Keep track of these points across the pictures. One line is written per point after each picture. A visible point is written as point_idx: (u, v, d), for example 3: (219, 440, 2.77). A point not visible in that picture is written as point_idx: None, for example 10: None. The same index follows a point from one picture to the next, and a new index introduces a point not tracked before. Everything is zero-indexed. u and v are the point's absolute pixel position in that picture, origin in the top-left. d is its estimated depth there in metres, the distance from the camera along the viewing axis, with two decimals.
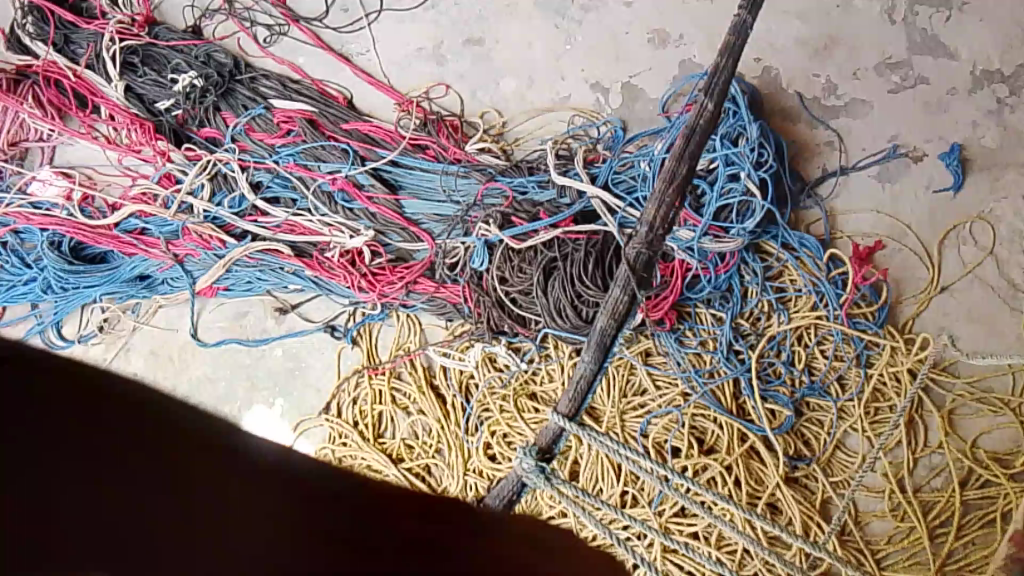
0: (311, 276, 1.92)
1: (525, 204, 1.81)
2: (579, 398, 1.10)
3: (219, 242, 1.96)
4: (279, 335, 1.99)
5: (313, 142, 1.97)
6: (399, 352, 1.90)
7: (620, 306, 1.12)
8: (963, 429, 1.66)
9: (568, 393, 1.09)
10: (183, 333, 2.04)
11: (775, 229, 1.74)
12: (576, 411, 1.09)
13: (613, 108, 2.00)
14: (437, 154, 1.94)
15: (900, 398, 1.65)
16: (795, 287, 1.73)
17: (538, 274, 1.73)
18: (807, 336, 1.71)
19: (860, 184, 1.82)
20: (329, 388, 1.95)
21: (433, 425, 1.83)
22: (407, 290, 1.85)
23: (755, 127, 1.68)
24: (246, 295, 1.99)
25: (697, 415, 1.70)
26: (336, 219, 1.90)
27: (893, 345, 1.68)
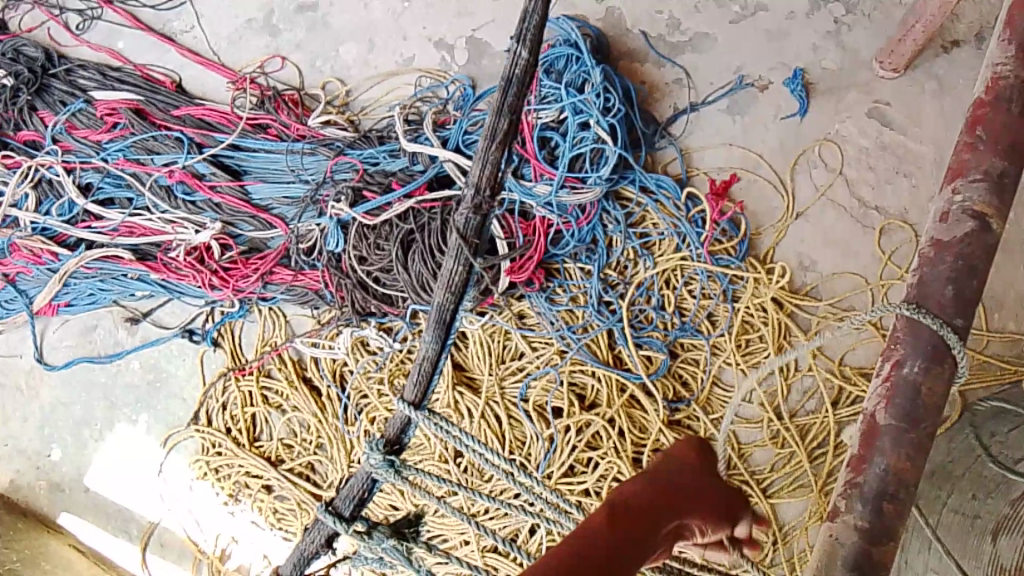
0: (157, 279, 1.79)
1: (377, 176, 1.71)
2: (422, 381, 1.06)
3: (51, 255, 1.79)
4: (134, 346, 1.86)
5: (143, 134, 1.80)
6: (266, 349, 1.80)
7: (457, 278, 1.06)
8: (830, 349, 1.69)
9: (414, 377, 1.06)
10: (28, 357, 1.90)
11: (633, 173, 1.72)
12: (423, 398, 1.06)
13: (459, 66, 1.89)
14: (279, 133, 1.82)
15: (767, 327, 1.67)
16: (657, 231, 1.71)
17: (396, 249, 1.65)
18: (674, 278, 1.70)
19: (712, 118, 1.82)
20: (195, 394, 1.83)
21: (310, 420, 1.75)
22: (263, 282, 1.75)
23: (598, 71, 1.65)
24: (91, 308, 1.85)
25: (574, 371, 1.68)
26: (178, 215, 1.76)
27: (756, 276, 1.68)
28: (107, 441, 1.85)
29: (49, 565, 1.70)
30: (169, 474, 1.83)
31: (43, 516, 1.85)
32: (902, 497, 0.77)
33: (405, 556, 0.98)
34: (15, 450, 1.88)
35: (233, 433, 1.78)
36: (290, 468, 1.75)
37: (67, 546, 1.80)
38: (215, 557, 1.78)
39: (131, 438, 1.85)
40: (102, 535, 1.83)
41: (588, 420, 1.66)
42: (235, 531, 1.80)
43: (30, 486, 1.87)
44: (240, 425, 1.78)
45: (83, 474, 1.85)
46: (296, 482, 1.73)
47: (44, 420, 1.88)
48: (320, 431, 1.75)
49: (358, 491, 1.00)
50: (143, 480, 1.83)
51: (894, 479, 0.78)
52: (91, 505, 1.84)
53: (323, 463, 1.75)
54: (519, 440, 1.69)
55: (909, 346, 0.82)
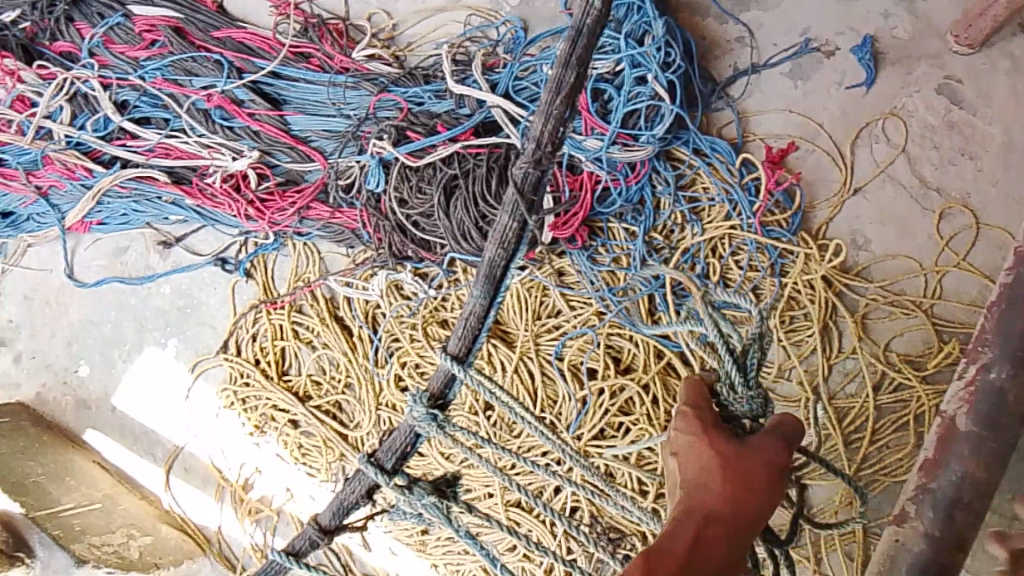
0: (193, 205, 1.76)
1: (422, 116, 1.67)
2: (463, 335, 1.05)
3: (85, 171, 1.77)
4: (165, 271, 1.84)
5: (182, 54, 1.76)
6: (298, 284, 1.78)
7: (510, 233, 1.04)
8: (875, 333, 1.66)
9: (460, 329, 1.04)
10: (58, 274, 1.89)
11: (686, 134, 1.67)
12: (468, 353, 1.05)
13: (511, 6, 1.82)
14: (322, 63, 1.77)
15: (814, 305, 1.63)
16: (708, 196, 1.67)
17: (438, 194, 1.60)
18: (721, 247, 1.66)
19: (771, 82, 1.75)
20: (225, 324, 1.82)
21: (339, 359, 1.74)
22: (299, 217, 1.72)
23: (661, 23, 1.58)
24: (124, 228, 1.82)
25: (612, 334, 1.65)
26: (215, 140, 1.73)
27: (807, 251, 1.64)
28: (133, 363, 1.84)
29: (74, 481, 1.67)
30: (196, 400, 1.81)
31: (70, 430, 1.85)
32: (978, 507, 0.73)
33: (444, 514, 0.99)
34: (42, 364, 1.87)
35: (262, 365, 1.77)
36: (317, 406, 1.75)
37: (91, 462, 1.80)
38: (239, 486, 1.78)
39: (159, 361, 1.84)
40: (128, 454, 1.83)
41: (622, 385, 1.64)
42: (259, 462, 1.79)
43: (56, 401, 1.86)
44: (268, 358, 1.77)
45: (110, 394, 1.84)
46: (323, 420, 1.73)
47: (71, 337, 1.87)
48: (349, 370, 1.73)
49: (401, 445, 1.00)
50: (169, 404, 1.82)
51: (967, 487, 0.73)
52: (118, 426, 1.84)
53: (351, 403, 1.74)
54: (551, 399, 1.67)
55: (996, 352, 0.75)
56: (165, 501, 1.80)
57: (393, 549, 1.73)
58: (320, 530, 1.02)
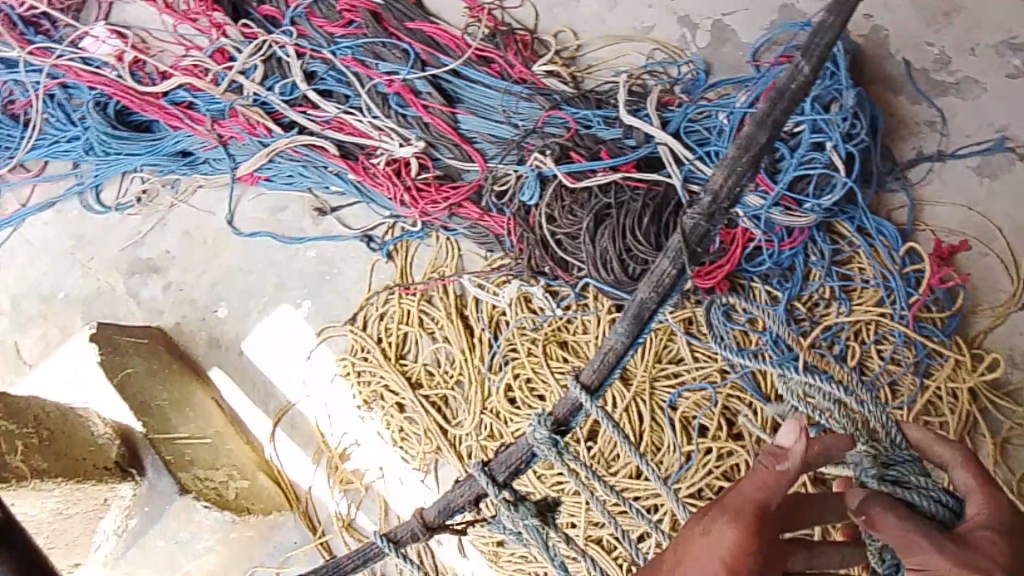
0: (353, 180, 1.85)
1: (587, 139, 1.68)
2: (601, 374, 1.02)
3: (265, 130, 1.89)
4: (315, 236, 1.94)
5: (375, 38, 1.85)
6: (434, 276, 1.83)
7: (666, 279, 1.00)
8: (1013, 461, 1.57)
9: (594, 364, 1.01)
10: (220, 218, 2.01)
11: (852, 210, 1.61)
12: (598, 386, 1.01)
13: (698, 48, 1.81)
14: (501, 70, 1.81)
15: (954, 416, 1.54)
16: (863, 276, 1.61)
17: (588, 219, 1.61)
18: (865, 332, 1.60)
19: (956, 173, 1.66)
20: (359, 297, 1.90)
21: (456, 355, 1.78)
22: (450, 212, 1.78)
23: (852, 93, 1.53)
24: (287, 189, 1.93)
25: (731, 396, 1.62)
26: (387, 124, 1.80)
27: (958, 358, 1.56)
28: (267, 316, 1.94)
29: (191, 412, 1.75)
30: (315, 362, 1.90)
31: (198, 364, 1.96)
32: None
33: (543, 539, 1.00)
34: (185, 298, 2.00)
35: (383, 345, 1.83)
36: (426, 396, 1.79)
37: (211, 399, 1.90)
38: (336, 454, 1.84)
39: (288, 321, 1.93)
40: (243, 400, 1.93)
41: (731, 449, 1.59)
42: (359, 435, 1.85)
43: (191, 335, 1.98)
44: (390, 339, 1.83)
45: (241, 339, 1.95)
46: (428, 412, 1.77)
47: (217, 279, 1.99)
48: (462, 368, 1.77)
49: (515, 460, 1.01)
50: (292, 361, 1.92)
51: None
52: (241, 369, 1.94)
53: (457, 401, 1.78)
54: (654, 446, 1.62)
55: None
56: (268, 451, 1.89)
57: (465, 552, 1.75)
58: (424, 525, 1.04)
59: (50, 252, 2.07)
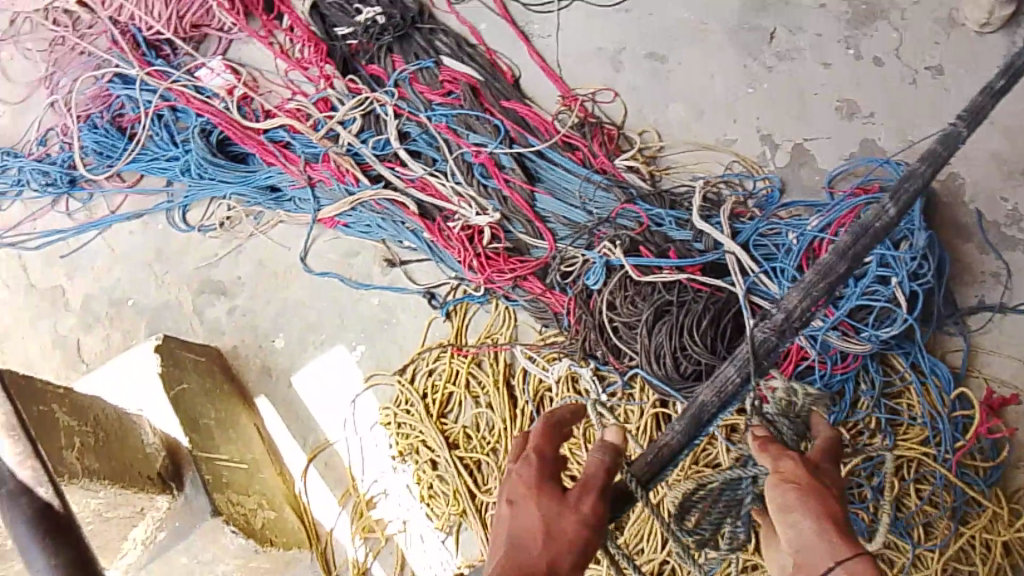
0: (428, 238, 1.94)
1: (658, 236, 1.74)
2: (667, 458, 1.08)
3: (353, 179, 2.01)
4: (381, 285, 2.01)
5: (469, 111, 1.97)
6: (486, 341, 1.88)
7: (731, 384, 1.09)
8: None
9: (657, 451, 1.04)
10: (294, 253, 2.10)
11: (910, 346, 1.64)
12: (650, 480, 1.03)
13: (775, 166, 1.88)
14: (585, 158, 1.90)
15: (983, 566, 1.55)
16: (910, 413, 1.62)
17: (648, 313, 1.66)
18: (906, 468, 1.60)
19: (1015, 327, 1.68)
20: (411, 351, 1.95)
21: (496, 423, 1.81)
22: (514, 284, 1.84)
23: (923, 236, 1.58)
24: (363, 236, 2.02)
25: None
26: (469, 192, 1.90)
27: (995, 510, 1.56)
28: (322, 355, 2.00)
29: (235, 435, 1.81)
30: (359, 407, 1.94)
31: (247, 389, 2.01)
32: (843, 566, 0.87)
33: None
34: (249, 323, 2.07)
35: (427, 402, 1.87)
36: (461, 457, 1.82)
37: (253, 426, 1.93)
38: (364, 501, 1.86)
39: (343, 363, 1.98)
40: (283, 432, 1.97)
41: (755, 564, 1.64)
42: (388, 485, 1.88)
43: (246, 360, 2.04)
44: (435, 397, 1.87)
45: (293, 372, 2.00)
46: (461, 474, 1.80)
47: (281, 311, 2.06)
48: (501, 437, 1.80)
49: None
50: (336, 402, 1.96)
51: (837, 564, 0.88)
52: (287, 401, 1.99)
53: (489, 468, 1.80)
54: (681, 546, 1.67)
55: None
56: (298, 486, 1.91)
57: None
58: None
59: (130, 260, 2.17)
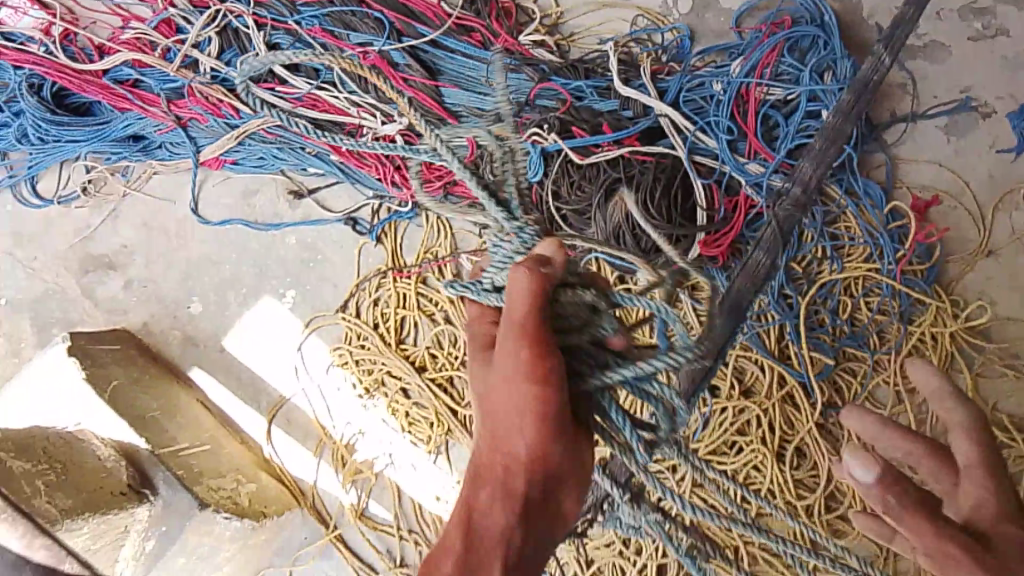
0: (336, 160, 1.75)
1: (584, 112, 1.65)
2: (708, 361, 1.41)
3: (232, 109, 1.75)
4: (292, 222, 1.82)
5: (344, 8, 1.75)
6: (427, 257, 1.78)
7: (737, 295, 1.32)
8: (986, 392, 1.71)
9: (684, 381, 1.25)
10: (181, 206, 1.86)
11: (841, 173, 1.70)
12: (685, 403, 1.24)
13: (680, 14, 1.81)
14: (484, 40, 1.76)
15: (936, 355, 1.68)
16: (851, 235, 1.69)
17: (599, 195, 1.61)
18: (855, 286, 1.70)
19: (928, 133, 1.76)
20: (347, 284, 1.81)
21: (460, 336, 1.75)
22: (444, 192, 1.72)
23: (845, 64, 1.65)
24: (258, 171, 1.81)
25: (741, 355, 1.69)
26: (367, 100, 1.71)
27: (938, 305, 1.68)
28: (247, 310, 1.83)
29: (184, 420, 1.65)
30: (306, 353, 1.80)
31: (174, 364, 1.83)
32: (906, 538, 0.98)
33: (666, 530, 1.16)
34: (152, 294, 1.85)
35: (381, 332, 1.77)
36: (432, 378, 1.75)
37: (195, 401, 1.77)
38: (342, 446, 1.77)
39: (273, 313, 1.82)
40: (229, 398, 1.82)
41: (743, 407, 1.67)
42: (363, 424, 1.78)
43: (163, 334, 1.84)
44: (388, 325, 1.77)
45: (221, 335, 1.83)
46: (436, 394, 1.73)
47: (187, 271, 1.85)
48: (467, 349, 1.75)
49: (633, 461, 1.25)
50: (280, 353, 1.81)
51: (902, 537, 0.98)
52: (224, 368, 1.82)
53: (464, 381, 1.75)
54: None
55: None
56: (267, 450, 1.79)
57: None
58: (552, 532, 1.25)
59: None
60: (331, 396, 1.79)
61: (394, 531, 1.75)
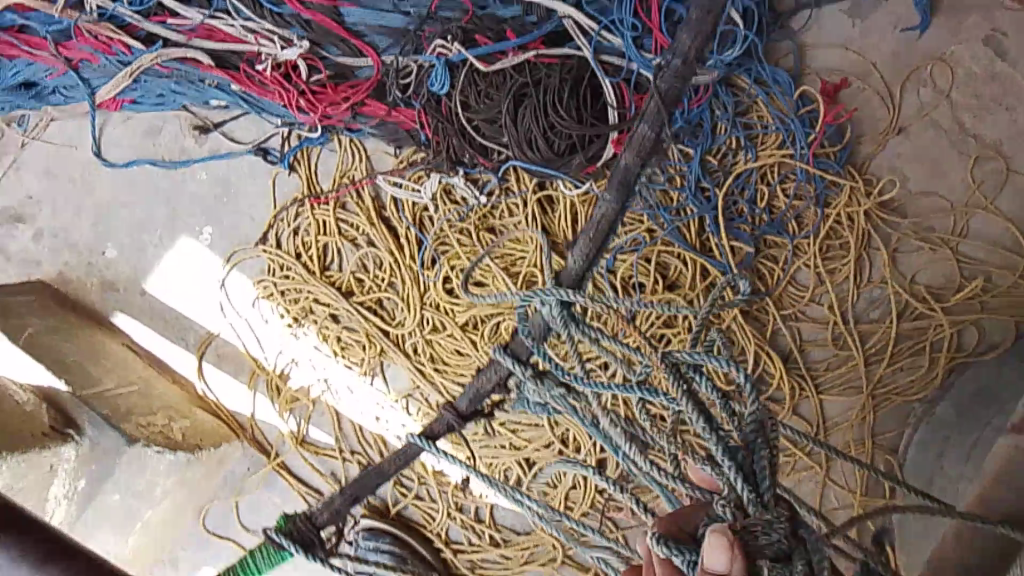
0: (239, 91, 1.70)
1: (488, 20, 1.61)
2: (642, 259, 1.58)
3: (123, 46, 1.65)
4: (202, 157, 1.79)
5: None
6: (344, 181, 1.76)
7: (647, 144, 1.03)
8: (903, 266, 1.75)
9: (578, 253, 1.01)
10: (85, 151, 1.82)
11: (750, 63, 1.68)
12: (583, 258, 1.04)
13: None
14: None
15: (852, 236, 1.70)
16: (763, 124, 1.69)
17: (507, 102, 1.58)
18: (770, 174, 1.71)
19: (833, 18, 1.76)
20: (265, 216, 1.79)
21: (385, 258, 1.74)
22: (353, 113, 1.68)
23: None
24: (159, 109, 1.76)
25: (661, 252, 1.71)
26: (264, 25, 1.63)
27: (852, 185, 1.68)
28: (167, 252, 1.82)
29: (110, 363, 1.65)
30: (231, 289, 1.80)
31: (96, 312, 1.83)
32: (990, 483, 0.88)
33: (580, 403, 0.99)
34: (67, 242, 1.83)
35: (304, 260, 1.76)
36: (360, 302, 1.76)
37: (121, 346, 1.78)
38: (276, 376, 1.79)
39: (193, 253, 1.82)
40: (160, 341, 1.83)
41: (667, 300, 1.71)
42: (296, 353, 1.80)
43: (80, 282, 1.83)
44: (310, 253, 1.76)
45: (143, 279, 1.82)
46: (366, 316, 1.74)
47: (98, 217, 1.83)
48: (393, 270, 1.74)
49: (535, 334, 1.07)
50: (203, 292, 1.81)
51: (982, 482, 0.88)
52: (147, 309, 1.83)
53: (393, 302, 1.75)
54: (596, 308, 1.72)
55: None
56: (200, 387, 1.81)
57: None
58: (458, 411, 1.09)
59: None
60: (265, 332, 1.80)
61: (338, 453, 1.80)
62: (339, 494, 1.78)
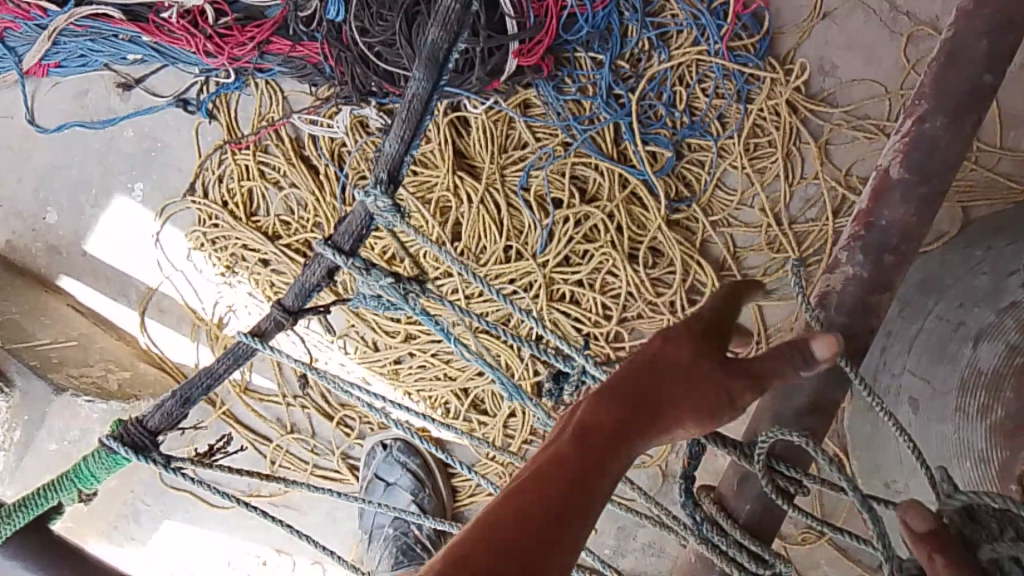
0: (151, 43, 1.68)
1: None
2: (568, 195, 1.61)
3: (39, 11, 1.68)
4: (128, 113, 1.81)
5: None
6: (263, 124, 1.74)
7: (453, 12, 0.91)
8: (838, 159, 1.65)
9: (393, 138, 0.94)
10: (19, 119, 1.86)
11: None
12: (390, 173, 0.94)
13: None
14: None
15: (778, 132, 1.62)
16: (675, 21, 1.61)
17: (399, 20, 1.51)
18: (688, 75, 1.63)
19: None
20: (192, 167, 1.81)
21: (308, 198, 1.73)
22: (260, 52, 1.65)
23: None
24: (82, 70, 1.76)
25: (577, 164, 1.66)
26: None
27: (772, 76, 1.61)
28: (104, 211, 1.85)
29: (48, 319, 1.69)
30: (165, 242, 1.82)
31: (43, 276, 1.88)
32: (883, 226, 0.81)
33: (401, 295, 0.98)
34: (10, 211, 1.88)
35: (231, 208, 1.77)
36: (288, 245, 1.75)
37: (66, 306, 1.83)
38: (214, 324, 1.82)
39: (129, 211, 1.85)
40: (104, 300, 1.88)
41: (587, 213, 1.65)
42: (232, 301, 1.82)
43: (26, 248, 1.88)
44: (236, 200, 1.77)
45: (81, 240, 1.86)
46: (292, 259, 1.74)
47: (36, 182, 1.86)
48: (317, 210, 1.73)
49: (357, 227, 0.96)
50: (141, 247, 1.85)
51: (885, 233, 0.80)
52: (89, 269, 1.87)
53: None
54: (517, 229, 1.69)
55: (932, 103, 0.82)
56: (143, 341, 1.86)
57: (366, 379, 1.77)
58: (285, 312, 0.96)
59: None
60: (200, 283, 1.83)
61: (281, 399, 1.80)
62: (286, 439, 1.80)
